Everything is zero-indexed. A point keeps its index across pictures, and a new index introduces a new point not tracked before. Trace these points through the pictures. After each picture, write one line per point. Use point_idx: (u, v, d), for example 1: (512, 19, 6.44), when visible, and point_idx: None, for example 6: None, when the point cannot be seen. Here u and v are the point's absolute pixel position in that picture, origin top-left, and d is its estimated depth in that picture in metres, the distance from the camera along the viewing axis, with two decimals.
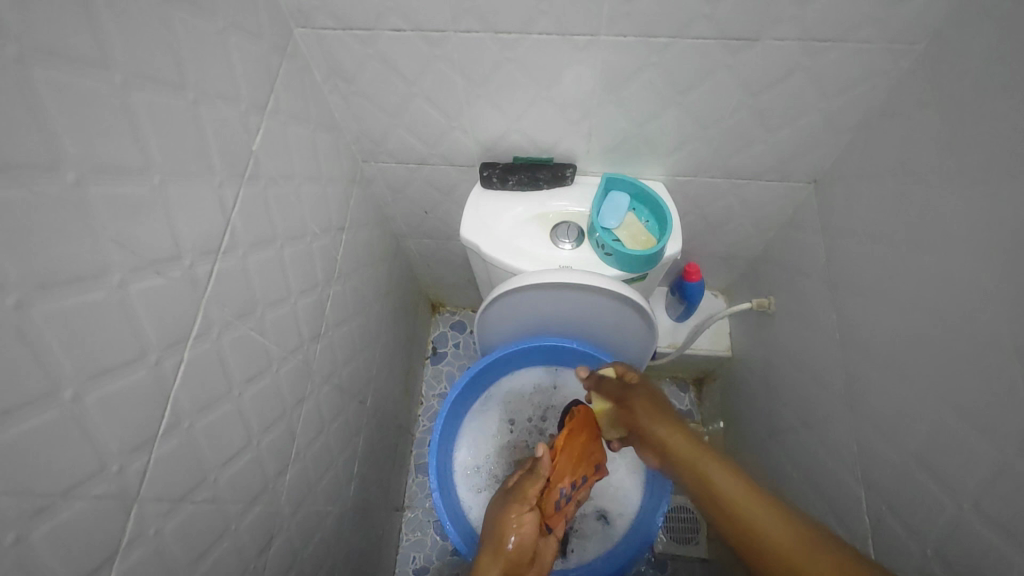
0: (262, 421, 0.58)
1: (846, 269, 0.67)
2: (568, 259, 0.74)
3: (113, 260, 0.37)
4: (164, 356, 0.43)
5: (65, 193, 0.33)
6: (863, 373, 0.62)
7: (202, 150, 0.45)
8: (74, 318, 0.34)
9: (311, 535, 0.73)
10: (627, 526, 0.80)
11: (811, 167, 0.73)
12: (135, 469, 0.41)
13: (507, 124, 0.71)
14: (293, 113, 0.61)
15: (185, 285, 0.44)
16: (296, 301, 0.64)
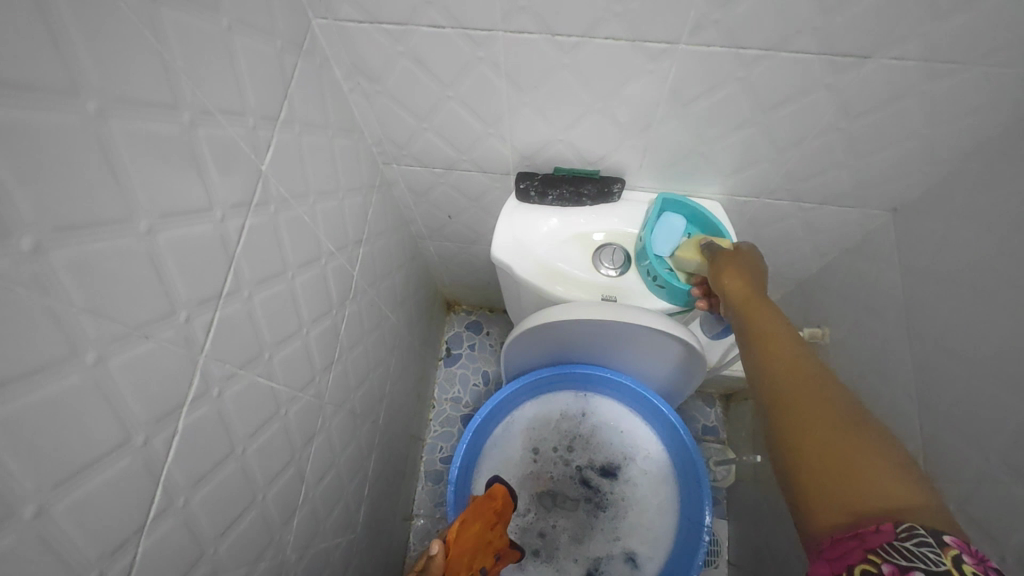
0: (268, 471, 0.52)
1: (932, 319, 0.59)
2: (609, 287, 0.67)
3: (88, 335, 0.30)
4: (154, 433, 0.36)
5: (19, 265, 0.25)
6: (949, 444, 0.54)
7: (203, 179, 0.38)
8: (31, 421, 0.27)
9: (318, 574, 0.68)
10: (657, 570, 0.74)
11: (893, 195, 0.64)
12: (119, 570, 0.34)
13: (551, 135, 0.63)
14: (309, 119, 0.53)
15: (179, 345, 0.37)
16: (308, 332, 0.57)
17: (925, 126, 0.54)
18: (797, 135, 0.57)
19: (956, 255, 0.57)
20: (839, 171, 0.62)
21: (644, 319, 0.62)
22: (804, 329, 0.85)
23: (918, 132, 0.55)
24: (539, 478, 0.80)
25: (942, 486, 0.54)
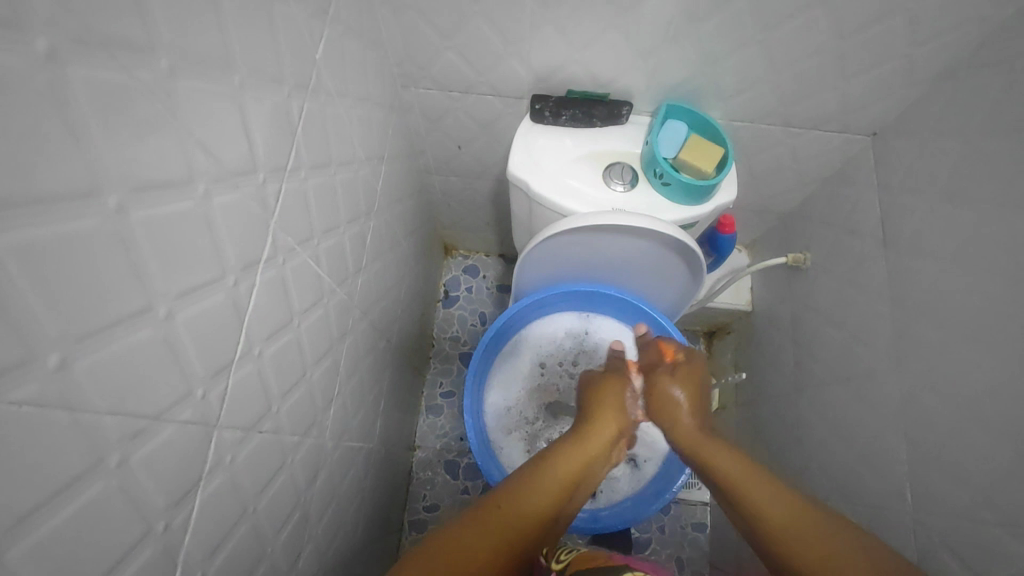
0: (314, 353, 0.56)
1: (906, 226, 0.66)
2: (619, 202, 0.72)
3: (199, 167, 0.33)
4: (240, 279, 0.39)
5: (157, 81, 0.29)
6: (920, 330, 0.62)
7: (275, 52, 0.41)
8: (162, 230, 0.31)
9: (347, 471, 0.72)
10: (655, 469, 0.82)
11: (875, 118, 0.71)
12: (216, 395, 0.38)
13: (568, 54, 0.67)
14: (349, 24, 0.56)
15: (258, 203, 0.41)
16: (344, 231, 0.60)
17: (907, 46, 0.60)
18: (794, 54, 0.63)
19: (927, 167, 0.64)
20: (829, 93, 0.68)
21: (648, 224, 0.66)
22: (787, 256, 0.92)
23: (900, 53, 0.61)
24: (547, 390, 0.86)
25: (914, 366, 0.62)
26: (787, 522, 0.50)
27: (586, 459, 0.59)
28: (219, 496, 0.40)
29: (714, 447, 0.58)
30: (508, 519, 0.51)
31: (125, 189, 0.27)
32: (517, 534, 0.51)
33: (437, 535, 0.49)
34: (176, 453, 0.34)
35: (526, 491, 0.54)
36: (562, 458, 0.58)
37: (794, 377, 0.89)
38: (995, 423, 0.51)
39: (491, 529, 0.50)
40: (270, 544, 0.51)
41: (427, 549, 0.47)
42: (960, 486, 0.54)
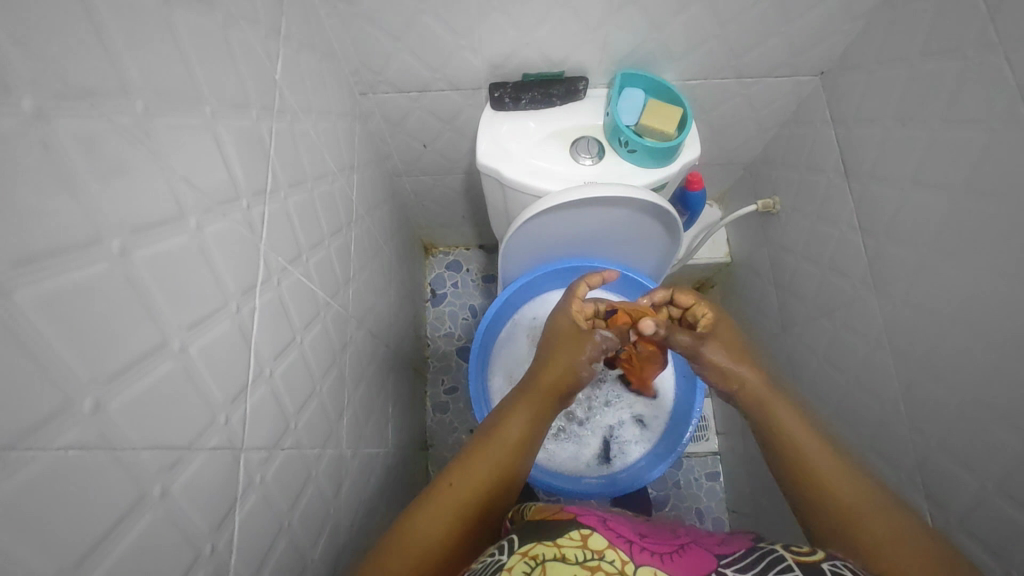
0: (320, 366, 0.57)
1: (864, 157, 0.69)
2: (590, 174, 0.74)
3: (188, 201, 0.34)
4: (242, 303, 0.40)
5: (137, 123, 0.30)
6: (892, 253, 0.65)
7: (238, 77, 0.42)
8: (165, 267, 0.32)
9: (368, 477, 0.73)
10: (663, 426, 0.85)
11: (821, 57, 0.73)
12: (238, 418, 0.39)
13: (519, 38, 0.68)
14: (301, 40, 0.56)
15: (246, 228, 0.42)
16: (328, 244, 0.61)
17: None
18: (735, 8, 0.65)
19: (876, 98, 0.67)
20: (774, 40, 0.70)
21: (623, 192, 0.68)
22: (758, 203, 0.95)
23: None
24: None
25: (890, 287, 0.66)
26: (834, 471, 0.54)
27: (541, 404, 0.64)
28: (256, 516, 0.42)
29: (781, 404, 0.60)
30: (448, 496, 0.57)
31: (125, 231, 0.28)
32: (461, 506, 0.56)
33: (403, 523, 0.55)
34: (211, 479, 0.36)
35: (467, 463, 0.60)
36: (509, 416, 0.63)
37: (781, 317, 0.92)
38: (973, 327, 0.54)
39: (439, 505, 0.56)
40: (309, 555, 0.52)
41: (392, 541, 0.54)
42: (948, 391, 0.58)
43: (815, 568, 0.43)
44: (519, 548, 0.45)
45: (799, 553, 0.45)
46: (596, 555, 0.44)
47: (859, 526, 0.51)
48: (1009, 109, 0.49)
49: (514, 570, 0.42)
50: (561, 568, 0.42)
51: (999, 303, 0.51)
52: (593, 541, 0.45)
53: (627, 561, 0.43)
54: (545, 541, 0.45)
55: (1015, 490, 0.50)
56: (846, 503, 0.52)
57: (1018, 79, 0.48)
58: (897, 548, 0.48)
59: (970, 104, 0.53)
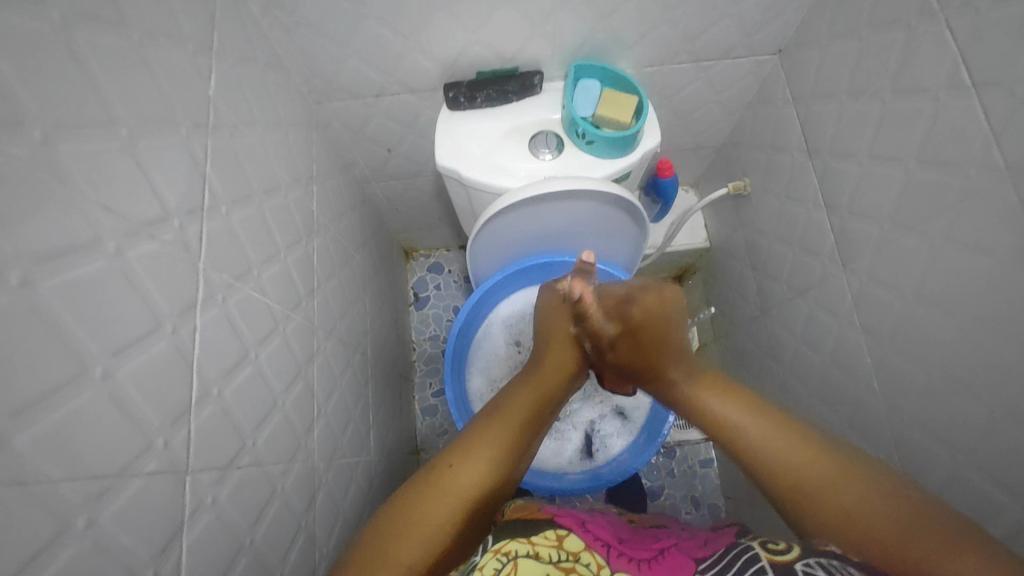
0: (282, 381, 0.57)
1: (823, 134, 0.69)
2: (550, 169, 0.73)
3: (105, 226, 0.34)
4: (179, 324, 0.40)
5: (36, 152, 0.29)
6: (856, 229, 0.64)
7: (161, 96, 0.41)
8: (81, 296, 0.31)
9: (347, 487, 0.73)
10: (644, 416, 0.84)
11: (776, 35, 0.73)
12: (181, 440, 0.39)
13: (468, 37, 0.68)
14: (238, 53, 0.56)
15: (179, 248, 0.41)
16: (285, 257, 0.61)
17: None
18: None
19: (830, 73, 0.66)
20: (725, 21, 0.69)
21: (580, 184, 0.68)
22: (730, 185, 0.94)
23: None
24: (527, 366, 0.87)
25: (857, 264, 0.65)
26: (781, 446, 0.47)
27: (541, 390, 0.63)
28: (209, 536, 0.41)
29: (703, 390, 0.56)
30: (461, 480, 0.50)
31: (26, 263, 0.28)
32: (464, 487, 0.50)
33: (398, 512, 0.48)
34: (149, 503, 0.35)
35: (476, 442, 0.54)
36: (512, 397, 0.61)
37: (759, 300, 0.92)
38: (934, 299, 0.53)
39: (450, 494, 0.49)
40: (277, 571, 0.52)
41: (403, 523, 0.47)
42: (914, 365, 0.57)
43: (787, 566, 0.40)
44: (493, 545, 0.44)
45: (774, 550, 0.42)
46: (571, 556, 0.43)
47: (850, 527, 0.41)
48: (954, 77, 0.48)
49: (486, 568, 0.41)
50: (532, 565, 0.42)
51: (957, 274, 0.50)
52: (568, 542, 0.45)
53: (602, 566, 0.43)
54: (519, 537, 0.44)
55: (985, 462, 0.50)
56: (794, 476, 0.45)
57: (961, 46, 0.47)
58: (899, 522, 0.40)
59: (918, 74, 0.52)
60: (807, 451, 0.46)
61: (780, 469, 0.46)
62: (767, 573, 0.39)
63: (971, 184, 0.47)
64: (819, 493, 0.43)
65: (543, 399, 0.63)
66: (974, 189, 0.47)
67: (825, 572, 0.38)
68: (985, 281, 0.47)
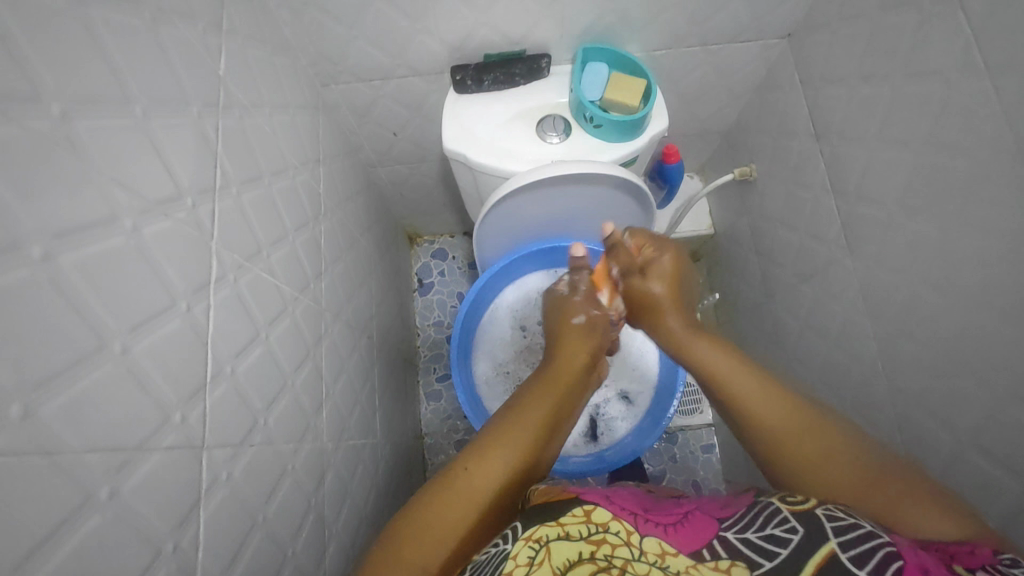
0: (292, 361, 0.57)
1: (832, 119, 0.68)
2: (558, 153, 0.73)
3: (121, 203, 0.34)
4: (193, 302, 0.40)
5: (54, 127, 0.29)
6: (863, 215, 0.64)
7: (172, 75, 0.41)
8: (99, 271, 0.32)
9: (355, 468, 0.74)
10: (649, 401, 0.85)
11: (786, 18, 0.72)
12: (196, 417, 0.39)
13: (475, 19, 0.67)
14: (246, 33, 0.55)
15: (192, 227, 0.41)
16: (294, 239, 0.61)
17: None
18: None
19: (840, 57, 0.66)
20: (735, 4, 0.69)
21: (588, 168, 0.68)
22: (736, 171, 0.94)
23: None
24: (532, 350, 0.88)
25: (863, 249, 0.65)
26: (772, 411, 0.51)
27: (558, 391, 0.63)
28: (224, 511, 0.42)
29: (698, 344, 0.62)
30: (471, 485, 0.51)
31: (47, 238, 0.28)
32: (474, 491, 0.51)
33: (410, 517, 0.49)
34: (167, 477, 0.36)
35: (491, 448, 0.54)
36: (529, 396, 0.62)
37: (764, 286, 0.92)
38: (942, 283, 0.54)
39: (461, 499, 0.50)
40: (289, 548, 0.53)
41: (415, 529, 0.48)
42: (920, 349, 0.58)
43: (809, 514, 0.41)
44: (522, 533, 0.44)
45: (793, 502, 0.43)
46: (600, 528, 0.44)
47: (818, 477, 0.46)
48: (967, 59, 0.48)
49: (519, 557, 0.42)
50: (564, 547, 0.42)
51: (965, 257, 0.50)
52: (597, 515, 0.45)
53: (632, 532, 0.43)
54: (548, 520, 0.45)
55: (989, 444, 0.50)
56: (785, 441, 0.50)
57: (974, 28, 0.47)
58: (866, 468, 0.45)
59: (930, 56, 0.52)
60: (795, 413, 0.51)
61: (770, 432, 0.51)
62: (799, 533, 0.39)
63: (982, 167, 0.47)
64: (812, 459, 0.48)
65: (561, 396, 0.63)
66: (985, 173, 0.47)
67: (845, 513, 0.41)
68: (993, 265, 0.47)
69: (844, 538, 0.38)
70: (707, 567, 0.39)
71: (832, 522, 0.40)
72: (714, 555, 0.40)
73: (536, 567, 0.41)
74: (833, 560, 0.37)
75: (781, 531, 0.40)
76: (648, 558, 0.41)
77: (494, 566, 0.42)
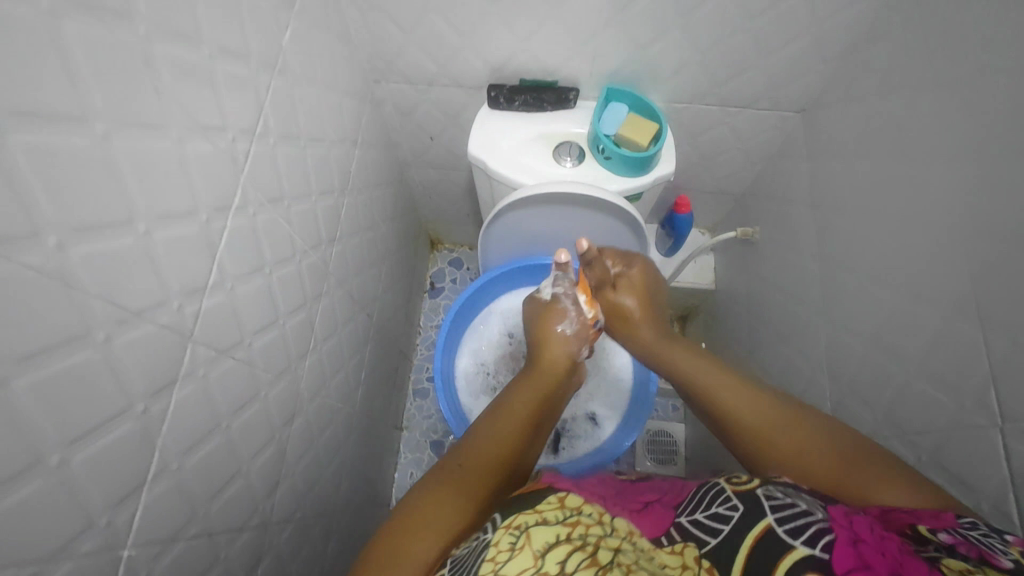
0: (289, 303, 0.64)
1: (827, 190, 0.73)
2: (567, 175, 0.80)
3: (174, 117, 0.42)
4: (212, 218, 0.47)
5: (138, 42, 0.37)
6: (837, 281, 0.68)
7: (243, 32, 0.50)
8: (144, 162, 0.39)
9: (325, 425, 0.79)
10: (614, 426, 0.88)
11: (799, 94, 0.78)
12: (191, 312, 0.46)
13: (517, 45, 0.76)
14: (316, 19, 0.65)
15: (227, 157, 0.49)
16: (316, 201, 0.69)
17: (811, 24, 0.67)
18: (715, 36, 0.71)
19: (839, 135, 0.71)
20: (753, 72, 0.76)
21: (586, 191, 0.74)
22: (739, 231, 0.99)
23: (807, 32, 0.68)
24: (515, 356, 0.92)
25: (833, 313, 0.68)
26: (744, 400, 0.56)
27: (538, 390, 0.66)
28: (195, 402, 0.48)
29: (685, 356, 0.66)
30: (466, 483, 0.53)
31: (110, 122, 0.35)
32: (463, 483, 0.53)
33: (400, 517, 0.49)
34: (155, 350, 0.42)
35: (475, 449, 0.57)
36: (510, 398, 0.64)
37: (748, 344, 0.95)
38: (891, 348, 0.57)
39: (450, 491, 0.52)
40: (245, 465, 0.58)
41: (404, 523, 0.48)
42: (864, 410, 0.60)
43: (749, 493, 0.44)
44: (501, 522, 0.44)
45: (737, 482, 0.46)
46: (574, 512, 0.46)
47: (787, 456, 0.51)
48: (936, 144, 0.53)
49: (500, 543, 0.41)
50: (542, 530, 0.42)
51: (913, 323, 0.54)
52: (569, 501, 0.47)
53: (603, 513, 0.47)
54: (524, 509, 0.45)
55: None
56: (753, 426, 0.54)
57: (945, 117, 0.52)
58: (837, 444, 0.48)
59: (910, 140, 0.57)
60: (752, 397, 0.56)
61: (742, 423, 0.55)
62: (739, 508, 0.43)
63: (937, 241, 0.51)
64: (795, 451, 0.50)
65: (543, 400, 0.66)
66: (939, 246, 0.51)
67: (783, 493, 0.43)
68: (935, 332, 0.51)
69: (777, 504, 0.41)
70: (665, 551, 0.44)
71: (770, 498, 0.42)
72: (672, 541, 0.45)
73: (519, 550, 0.40)
74: (768, 532, 0.39)
75: (724, 510, 0.44)
76: (619, 533, 0.45)
77: (474, 558, 0.41)
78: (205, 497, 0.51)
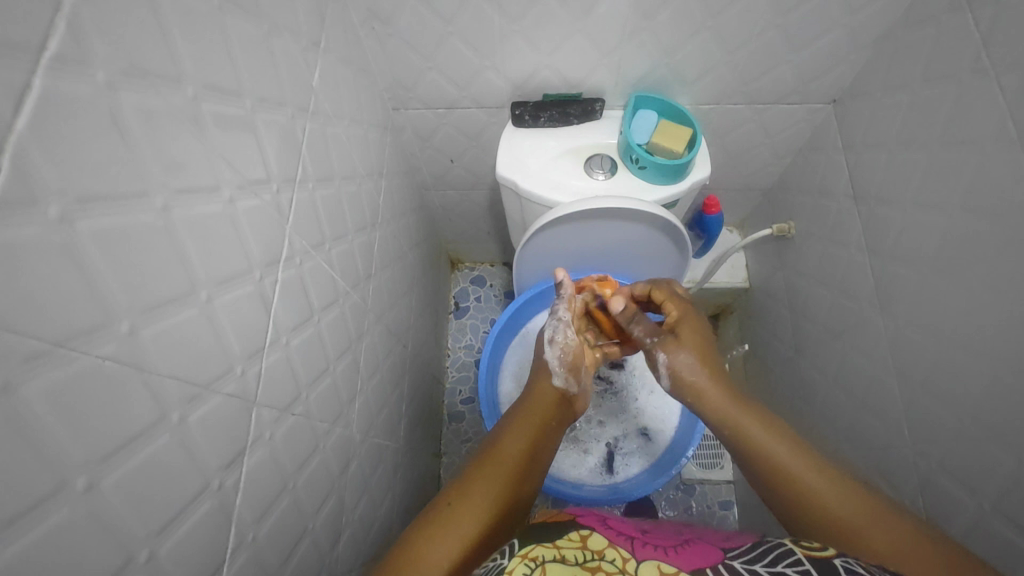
0: (336, 348, 0.62)
1: (872, 182, 0.71)
2: (600, 188, 0.78)
3: (225, 177, 0.40)
4: (265, 273, 0.46)
5: (186, 104, 0.36)
6: (896, 276, 0.66)
7: (277, 79, 0.48)
8: (201, 228, 0.37)
9: (376, 466, 0.77)
10: (668, 441, 0.86)
11: (831, 85, 0.76)
12: (253, 374, 0.44)
13: (539, 61, 0.74)
14: (339, 55, 0.63)
15: (274, 210, 0.47)
16: (352, 239, 0.67)
17: (845, 15, 0.65)
18: (744, 34, 0.69)
19: (882, 124, 0.69)
20: (783, 67, 0.73)
21: (623, 203, 0.71)
22: (773, 227, 0.97)
23: (840, 23, 0.66)
24: None
25: (894, 309, 0.66)
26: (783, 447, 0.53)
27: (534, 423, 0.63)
28: (263, 468, 0.46)
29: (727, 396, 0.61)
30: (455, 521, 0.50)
31: (167, 192, 0.34)
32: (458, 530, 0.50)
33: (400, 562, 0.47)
34: (224, 421, 0.40)
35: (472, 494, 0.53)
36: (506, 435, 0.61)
37: (795, 342, 0.92)
38: (969, 344, 0.54)
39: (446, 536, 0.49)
40: (311, 521, 0.55)
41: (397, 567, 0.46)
42: (944, 409, 0.58)
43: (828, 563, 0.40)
44: (519, 550, 0.44)
45: (809, 547, 0.42)
46: (595, 556, 0.44)
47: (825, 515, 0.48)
48: (1001, 130, 0.51)
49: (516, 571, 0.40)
50: (559, 567, 0.42)
51: (992, 318, 0.52)
52: (592, 543, 0.46)
53: (628, 559, 0.44)
54: (544, 542, 0.45)
55: (1010, 508, 0.50)
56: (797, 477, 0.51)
57: (1009, 102, 0.50)
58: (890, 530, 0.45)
59: (968, 128, 0.55)
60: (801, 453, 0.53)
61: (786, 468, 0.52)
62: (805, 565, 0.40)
63: (1012, 232, 0.49)
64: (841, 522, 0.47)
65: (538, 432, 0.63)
66: (1015, 237, 0.49)
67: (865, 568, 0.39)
68: (1019, 327, 0.48)
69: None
70: None
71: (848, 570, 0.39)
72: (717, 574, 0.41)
73: None
74: None
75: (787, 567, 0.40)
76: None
77: None
78: (278, 562, 0.49)
